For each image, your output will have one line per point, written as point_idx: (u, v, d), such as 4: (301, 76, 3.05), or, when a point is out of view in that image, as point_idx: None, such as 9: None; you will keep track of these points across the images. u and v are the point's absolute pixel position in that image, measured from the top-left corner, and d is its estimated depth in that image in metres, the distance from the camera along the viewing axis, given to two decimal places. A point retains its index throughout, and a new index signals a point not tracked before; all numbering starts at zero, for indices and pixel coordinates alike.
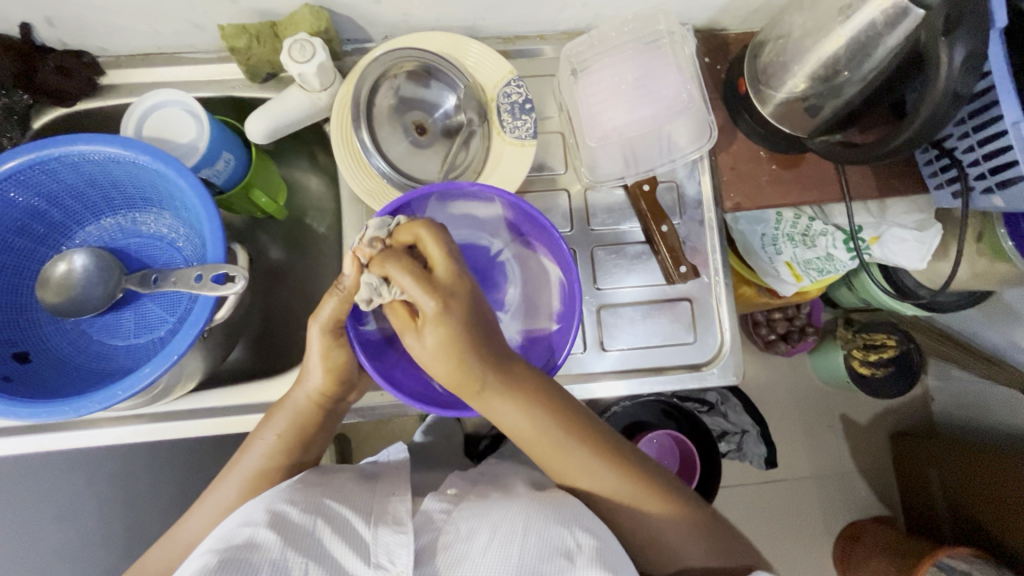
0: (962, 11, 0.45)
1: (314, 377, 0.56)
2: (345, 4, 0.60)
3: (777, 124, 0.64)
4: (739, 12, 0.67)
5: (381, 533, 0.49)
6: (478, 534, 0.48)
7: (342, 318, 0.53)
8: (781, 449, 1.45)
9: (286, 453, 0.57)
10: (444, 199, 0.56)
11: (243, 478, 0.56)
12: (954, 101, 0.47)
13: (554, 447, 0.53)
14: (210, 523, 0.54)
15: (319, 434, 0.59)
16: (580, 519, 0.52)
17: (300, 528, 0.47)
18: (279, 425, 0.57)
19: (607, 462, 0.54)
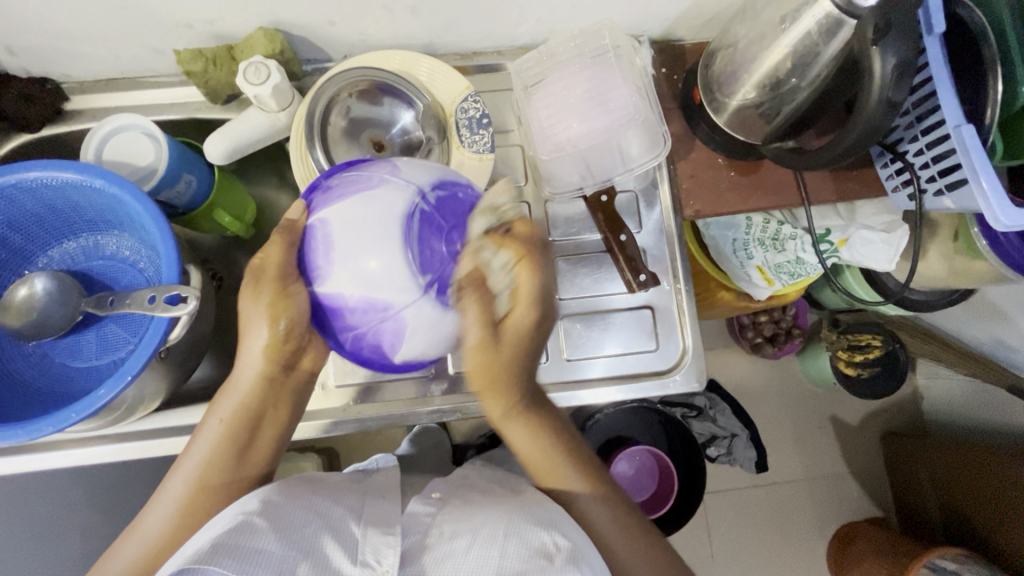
0: (889, 19, 0.45)
1: (255, 356, 0.54)
2: (300, 25, 0.61)
3: (731, 131, 0.65)
4: (692, 22, 0.68)
5: (369, 532, 0.49)
6: (459, 536, 0.48)
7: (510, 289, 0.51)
8: (771, 452, 1.45)
9: (234, 433, 0.55)
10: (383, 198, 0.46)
11: (192, 470, 0.54)
12: (890, 108, 0.48)
13: (547, 457, 0.57)
14: (171, 516, 0.53)
15: (282, 413, 0.57)
16: (556, 518, 0.52)
17: (295, 522, 0.48)
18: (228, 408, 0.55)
19: (589, 478, 0.58)
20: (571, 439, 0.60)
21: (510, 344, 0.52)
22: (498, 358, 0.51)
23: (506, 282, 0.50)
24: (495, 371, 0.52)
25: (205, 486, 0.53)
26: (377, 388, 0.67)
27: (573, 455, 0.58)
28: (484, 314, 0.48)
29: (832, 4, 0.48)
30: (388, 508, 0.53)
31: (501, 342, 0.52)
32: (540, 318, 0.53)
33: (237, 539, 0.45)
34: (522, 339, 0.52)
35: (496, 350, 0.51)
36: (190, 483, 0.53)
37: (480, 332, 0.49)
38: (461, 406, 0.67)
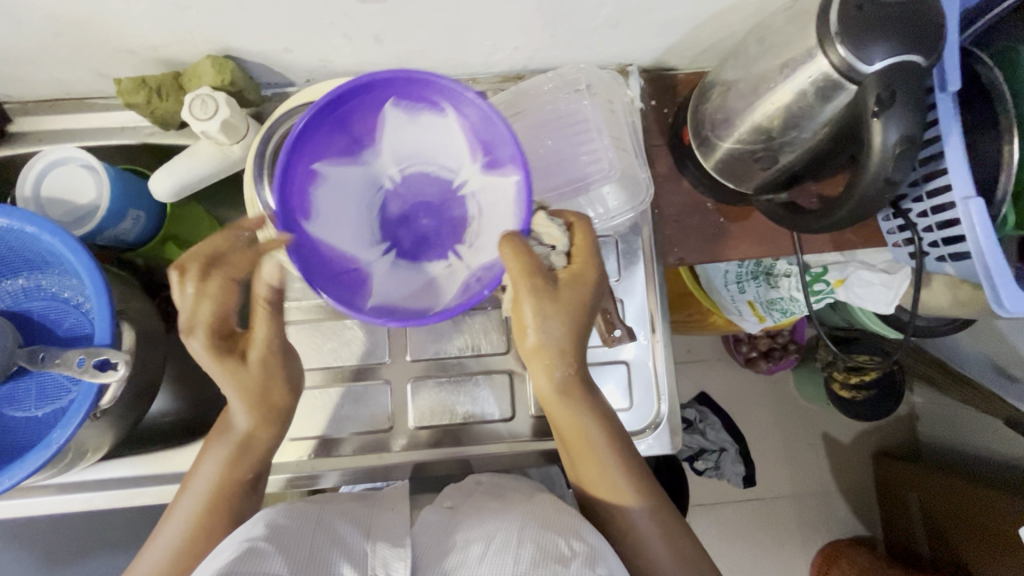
0: (894, 89, 0.40)
1: (234, 399, 0.51)
2: (251, 51, 0.56)
3: (719, 178, 0.60)
4: (686, 53, 0.62)
5: (378, 545, 0.46)
6: (472, 543, 0.45)
7: (533, 303, 0.50)
8: (761, 470, 1.42)
9: (235, 480, 0.52)
10: (398, 111, 0.51)
11: (195, 505, 0.50)
12: (888, 186, 0.43)
13: (586, 449, 0.54)
14: (166, 559, 0.48)
15: (261, 456, 0.54)
16: (575, 523, 0.48)
17: (298, 539, 0.45)
18: (221, 453, 0.52)
19: (633, 481, 0.54)
20: (634, 458, 0.55)
21: (569, 294, 0.51)
22: (556, 310, 0.50)
23: (564, 241, 0.52)
24: (562, 328, 0.51)
25: (201, 531, 0.49)
26: (336, 437, 0.63)
27: (631, 474, 0.54)
28: (527, 263, 0.48)
29: (829, 64, 0.43)
30: (395, 519, 0.50)
31: (555, 294, 0.50)
32: (596, 286, 0.52)
33: (245, 563, 0.41)
34: (583, 290, 0.52)
35: (553, 299, 0.50)
36: (186, 532, 0.48)
37: (518, 284, 0.49)
38: (424, 458, 0.63)
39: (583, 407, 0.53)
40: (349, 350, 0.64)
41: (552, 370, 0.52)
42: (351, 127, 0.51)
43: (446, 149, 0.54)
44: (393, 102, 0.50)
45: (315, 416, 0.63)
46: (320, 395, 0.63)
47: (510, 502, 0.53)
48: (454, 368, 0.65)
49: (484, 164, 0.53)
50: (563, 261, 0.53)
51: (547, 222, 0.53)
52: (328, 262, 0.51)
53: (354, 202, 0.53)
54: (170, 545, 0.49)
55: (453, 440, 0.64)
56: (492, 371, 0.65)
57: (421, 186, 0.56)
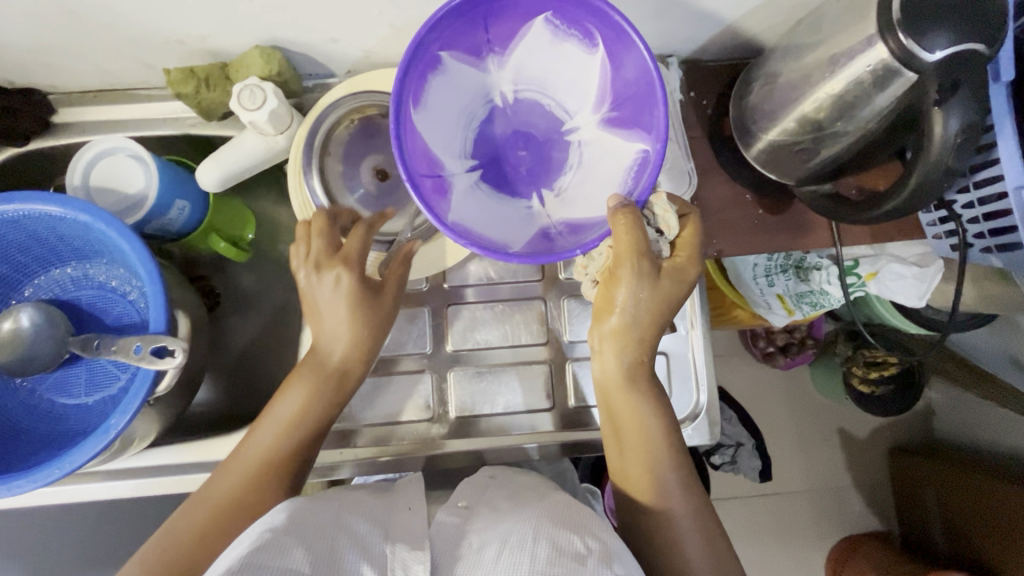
0: (957, 79, 0.40)
1: (342, 328, 0.53)
2: (298, 41, 0.56)
3: (762, 169, 0.60)
4: (727, 44, 0.62)
5: (398, 547, 0.45)
6: (488, 544, 0.44)
7: (631, 281, 0.50)
8: (778, 465, 1.42)
9: (321, 416, 0.54)
10: (547, 30, 0.50)
11: (252, 459, 0.52)
12: (947, 175, 0.43)
13: (637, 431, 0.55)
14: (213, 509, 0.50)
15: (337, 398, 0.55)
16: (588, 520, 0.48)
17: (319, 531, 0.45)
18: (312, 387, 0.54)
19: (679, 472, 0.54)
20: (681, 452, 0.56)
21: (667, 285, 0.52)
22: (652, 296, 0.51)
23: (675, 231, 0.53)
24: (650, 315, 0.52)
25: (251, 489, 0.51)
26: (375, 427, 0.63)
27: (682, 472, 0.55)
28: (638, 244, 0.48)
29: (889, 52, 0.43)
30: (411, 517, 0.49)
31: (656, 281, 0.51)
32: (690, 281, 0.54)
33: (261, 555, 0.41)
34: (682, 284, 0.53)
35: (651, 282, 0.51)
36: (236, 486, 0.51)
37: (623, 263, 0.50)
38: (462, 448, 0.63)
39: (645, 389, 0.55)
40: (388, 340, 0.65)
41: (623, 353, 0.55)
42: (494, 28, 0.50)
43: (568, 81, 0.53)
44: (546, 18, 0.49)
45: (354, 406, 0.63)
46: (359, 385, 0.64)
47: (525, 501, 0.51)
48: (492, 359, 0.65)
49: (607, 118, 0.52)
50: (667, 251, 0.53)
51: (666, 208, 0.53)
52: (417, 154, 0.49)
53: (454, 114, 0.53)
54: (219, 499, 0.50)
55: (490, 430, 0.64)
56: (529, 362, 0.65)
57: (527, 113, 0.55)
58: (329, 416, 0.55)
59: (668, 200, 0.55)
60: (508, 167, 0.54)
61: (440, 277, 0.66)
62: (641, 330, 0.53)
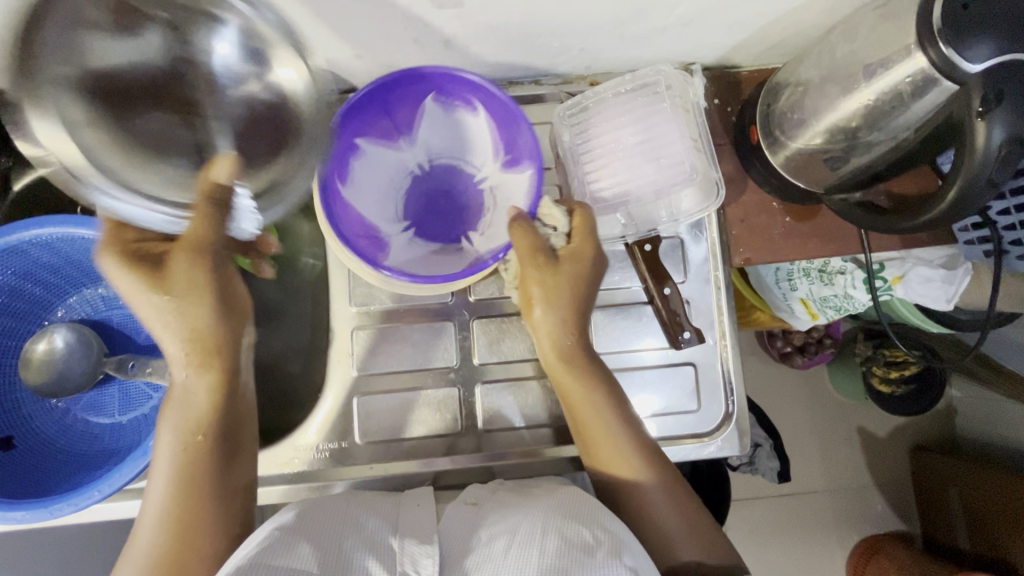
0: (1001, 89, 0.39)
1: (180, 318, 0.48)
2: (321, 58, 0.56)
3: (790, 177, 0.59)
4: (752, 50, 0.61)
5: (407, 542, 0.46)
6: (497, 537, 0.45)
7: (535, 276, 0.54)
8: (798, 465, 1.41)
9: (197, 418, 0.49)
10: (438, 107, 0.58)
11: (160, 503, 0.49)
12: (989, 187, 0.42)
13: (594, 426, 0.56)
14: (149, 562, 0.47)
15: (205, 392, 0.49)
16: (593, 512, 0.48)
17: (334, 539, 0.45)
18: (172, 395, 0.49)
19: (638, 452, 0.55)
20: (640, 431, 0.57)
21: (570, 270, 0.55)
22: (557, 285, 0.55)
23: (563, 222, 0.56)
24: (562, 303, 0.55)
25: (184, 530, 0.48)
26: (404, 440, 0.63)
27: (640, 445, 0.55)
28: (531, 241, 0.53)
29: (927, 60, 0.42)
30: (424, 515, 0.50)
31: (556, 272, 0.55)
32: (595, 262, 0.56)
33: (274, 557, 0.42)
34: (581, 267, 0.56)
35: (553, 274, 0.55)
36: (163, 533, 0.48)
37: (524, 265, 0.55)
38: (491, 460, 0.63)
39: (589, 376, 0.56)
40: (414, 354, 0.65)
41: (556, 347, 0.56)
42: (394, 115, 0.58)
43: (466, 144, 0.61)
44: (434, 96, 0.57)
45: (380, 420, 0.64)
46: (385, 398, 0.64)
47: (534, 496, 0.52)
48: (519, 370, 0.65)
49: (505, 163, 0.59)
50: (562, 241, 0.56)
51: (551, 204, 0.56)
52: (353, 223, 0.57)
53: (385, 186, 0.61)
54: (150, 550, 0.48)
55: (517, 441, 0.64)
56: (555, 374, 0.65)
57: (447, 179, 0.63)
58: (203, 410, 0.50)
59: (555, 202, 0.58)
60: (436, 220, 0.62)
61: (466, 289, 0.65)
62: (562, 319, 0.56)
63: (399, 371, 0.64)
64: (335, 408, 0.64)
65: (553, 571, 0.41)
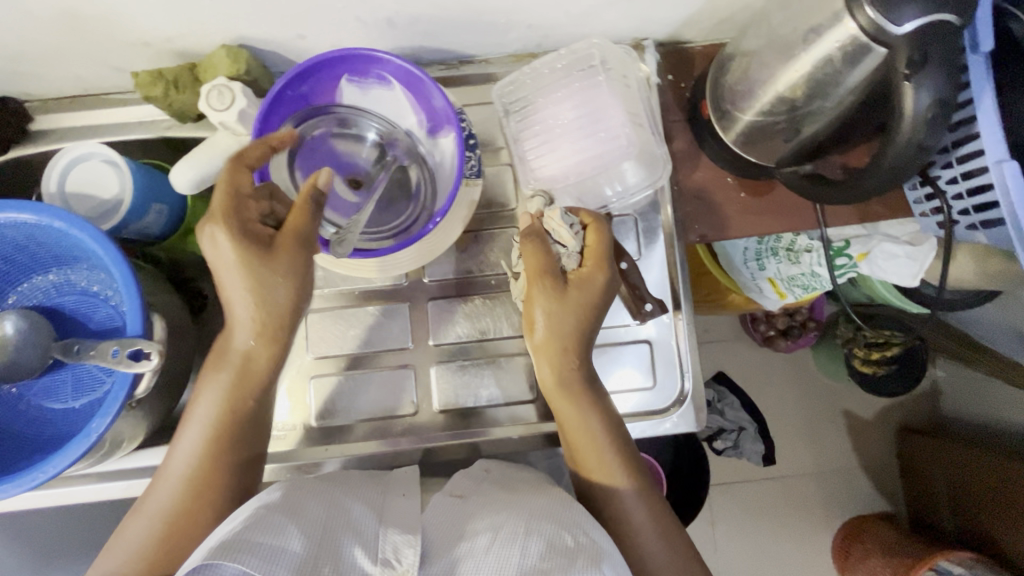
0: (927, 51, 0.39)
1: (238, 308, 0.50)
2: (264, 39, 0.56)
3: (740, 151, 0.59)
4: (703, 24, 0.61)
5: (389, 530, 0.46)
6: (480, 533, 0.45)
7: (536, 288, 0.54)
8: (785, 448, 1.41)
9: (235, 412, 0.53)
10: (354, 88, 0.57)
11: (185, 472, 0.52)
12: (920, 152, 0.42)
13: (590, 441, 0.55)
14: (164, 519, 0.52)
15: (256, 387, 0.53)
16: (578, 519, 0.48)
17: (318, 520, 0.45)
18: (222, 379, 0.52)
19: (627, 472, 0.55)
20: (632, 448, 0.57)
21: (577, 297, 0.54)
22: (564, 311, 0.53)
23: (574, 242, 0.54)
24: (569, 330, 0.54)
25: (200, 498, 0.52)
26: (364, 423, 0.64)
27: (627, 461, 0.56)
28: (540, 261, 0.54)
29: (856, 27, 0.42)
30: (410, 505, 0.50)
31: (563, 296, 0.53)
32: (605, 289, 0.55)
33: (259, 535, 0.42)
34: (592, 293, 0.54)
35: (559, 300, 0.53)
36: (184, 495, 0.52)
37: (532, 284, 0.54)
38: (452, 441, 0.63)
39: (583, 397, 0.55)
40: (372, 337, 0.65)
41: (557, 366, 0.54)
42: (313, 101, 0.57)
43: (395, 118, 0.59)
44: (347, 78, 0.56)
45: (339, 403, 0.64)
46: (344, 381, 0.64)
47: (521, 493, 0.52)
48: (477, 351, 0.65)
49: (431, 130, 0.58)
50: (574, 263, 0.55)
51: (560, 220, 0.54)
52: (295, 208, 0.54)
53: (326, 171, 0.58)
54: (167, 506, 0.52)
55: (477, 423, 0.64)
56: (508, 354, 0.65)
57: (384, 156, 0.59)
58: (250, 408, 0.54)
59: (567, 212, 0.55)
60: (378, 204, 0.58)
61: (420, 271, 0.65)
62: (569, 334, 0.54)
63: (357, 354, 0.65)
64: (293, 392, 0.64)
65: (535, 573, 0.41)
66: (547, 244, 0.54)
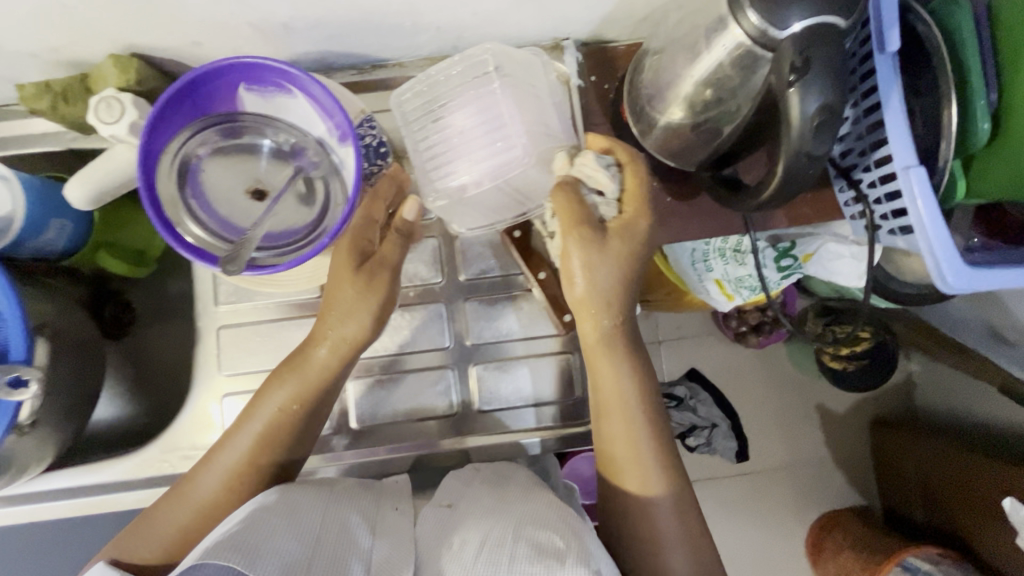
0: (809, 56, 0.37)
1: (342, 320, 0.53)
2: (159, 47, 0.54)
3: (659, 155, 0.57)
4: (623, 23, 0.59)
5: (380, 545, 0.46)
6: (469, 541, 0.45)
7: (580, 240, 0.50)
8: (759, 448, 1.20)
9: (296, 415, 0.54)
10: (253, 96, 0.54)
11: (236, 461, 0.53)
12: (811, 161, 0.40)
13: (621, 408, 0.55)
14: (205, 506, 0.52)
15: (326, 384, 0.54)
16: (575, 523, 0.47)
17: (307, 527, 0.45)
18: (288, 383, 0.53)
19: (660, 461, 0.55)
20: (668, 441, 0.56)
21: (619, 245, 0.51)
22: (604, 261, 0.51)
23: (611, 186, 0.51)
24: (610, 289, 0.52)
25: (238, 486, 0.52)
26: None
27: (660, 452, 0.55)
28: (576, 212, 0.50)
29: (744, 33, 0.40)
30: (401, 520, 0.49)
31: (608, 247, 0.51)
32: (644, 239, 0.52)
33: (252, 536, 0.42)
34: (635, 240, 0.52)
35: (601, 249, 0.50)
36: (224, 482, 0.52)
37: (567, 234, 0.51)
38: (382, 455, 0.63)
39: (624, 363, 0.55)
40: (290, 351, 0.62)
41: (599, 323, 0.54)
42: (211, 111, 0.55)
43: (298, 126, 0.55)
44: (244, 85, 0.53)
45: None
46: None
47: (512, 496, 0.51)
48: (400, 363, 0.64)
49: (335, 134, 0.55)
50: (614, 211, 0.52)
51: (596, 165, 0.50)
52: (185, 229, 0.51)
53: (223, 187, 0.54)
54: (204, 495, 0.52)
55: (400, 434, 0.64)
56: (431, 368, 0.65)
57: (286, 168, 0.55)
58: (301, 418, 0.54)
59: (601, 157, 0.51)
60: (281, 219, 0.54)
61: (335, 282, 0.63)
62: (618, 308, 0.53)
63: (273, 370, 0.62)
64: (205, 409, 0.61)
65: None
66: (581, 189, 0.51)
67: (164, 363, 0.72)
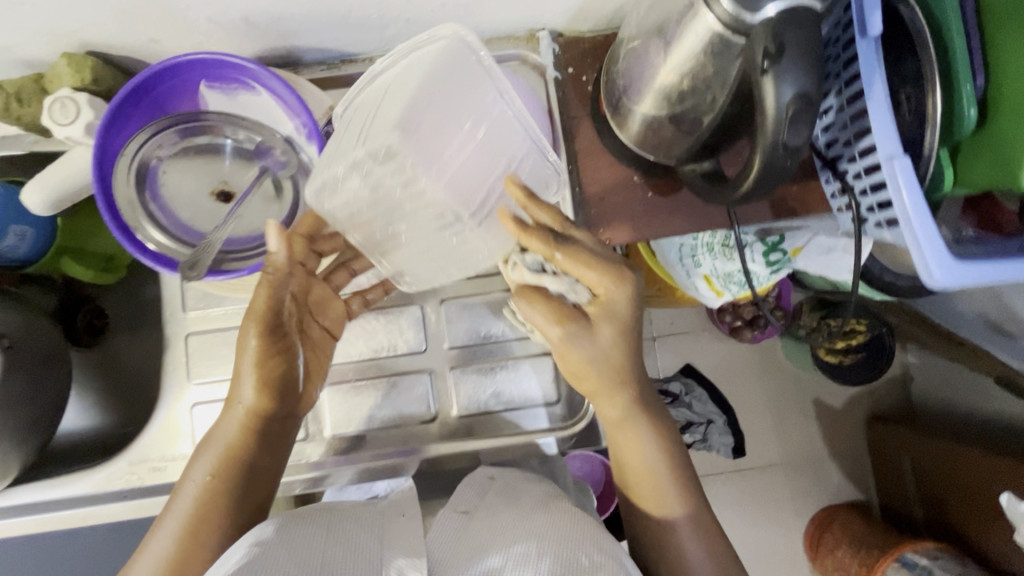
0: (783, 40, 0.35)
1: (246, 390, 0.49)
2: (118, 45, 0.52)
3: (640, 149, 0.54)
4: (599, 12, 0.57)
5: (394, 556, 0.41)
6: (491, 553, 0.40)
7: (557, 342, 0.49)
8: (756, 443, 1.14)
9: (233, 480, 0.50)
10: (215, 94, 0.52)
11: (177, 530, 0.48)
12: (787, 153, 0.38)
13: (622, 432, 0.53)
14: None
15: (266, 440, 0.51)
16: (598, 537, 0.43)
17: (310, 550, 0.40)
18: (210, 460, 0.50)
19: (671, 475, 0.53)
20: (673, 444, 0.54)
21: (606, 328, 0.49)
22: (593, 342, 0.49)
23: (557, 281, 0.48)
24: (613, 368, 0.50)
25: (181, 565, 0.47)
26: None
27: (670, 462, 0.53)
28: (555, 308, 0.49)
29: (715, 19, 0.38)
30: (412, 529, 0.44)
31: (597, 336, 0.49)
32: (625, 312, 0.49)
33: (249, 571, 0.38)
34: (617, 317, 0.48)
35: (587, 334, 0.48)
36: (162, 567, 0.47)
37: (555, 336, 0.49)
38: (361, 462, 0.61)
39: (630, 395, 0.52)
40: None
41: (615, 403, 0.52)
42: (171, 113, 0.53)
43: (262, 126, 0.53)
44: (205, 83, 0.52)
45: None
46: None
47: (526, 509, 0.47)
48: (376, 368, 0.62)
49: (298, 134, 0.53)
50: (585, 297, 0.49)
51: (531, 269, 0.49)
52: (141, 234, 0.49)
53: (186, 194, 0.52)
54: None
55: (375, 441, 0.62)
56: (407, 372, 0.62)
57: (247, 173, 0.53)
58: (253, 469, 0.51)
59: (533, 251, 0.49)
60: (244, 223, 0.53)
61: None
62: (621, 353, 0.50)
63: None
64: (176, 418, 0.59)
65: None
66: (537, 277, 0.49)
67: (135, 370, 0.70)
